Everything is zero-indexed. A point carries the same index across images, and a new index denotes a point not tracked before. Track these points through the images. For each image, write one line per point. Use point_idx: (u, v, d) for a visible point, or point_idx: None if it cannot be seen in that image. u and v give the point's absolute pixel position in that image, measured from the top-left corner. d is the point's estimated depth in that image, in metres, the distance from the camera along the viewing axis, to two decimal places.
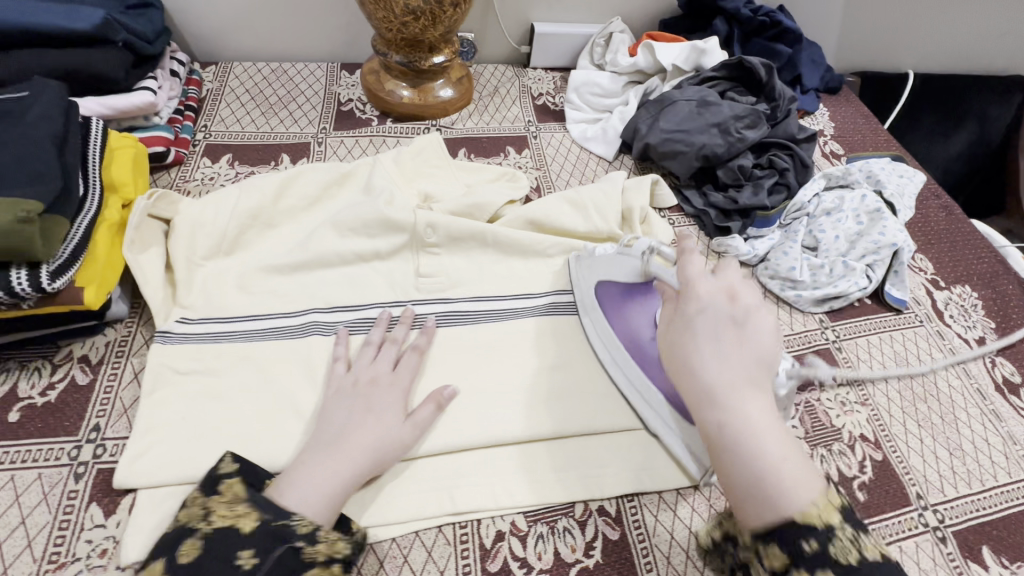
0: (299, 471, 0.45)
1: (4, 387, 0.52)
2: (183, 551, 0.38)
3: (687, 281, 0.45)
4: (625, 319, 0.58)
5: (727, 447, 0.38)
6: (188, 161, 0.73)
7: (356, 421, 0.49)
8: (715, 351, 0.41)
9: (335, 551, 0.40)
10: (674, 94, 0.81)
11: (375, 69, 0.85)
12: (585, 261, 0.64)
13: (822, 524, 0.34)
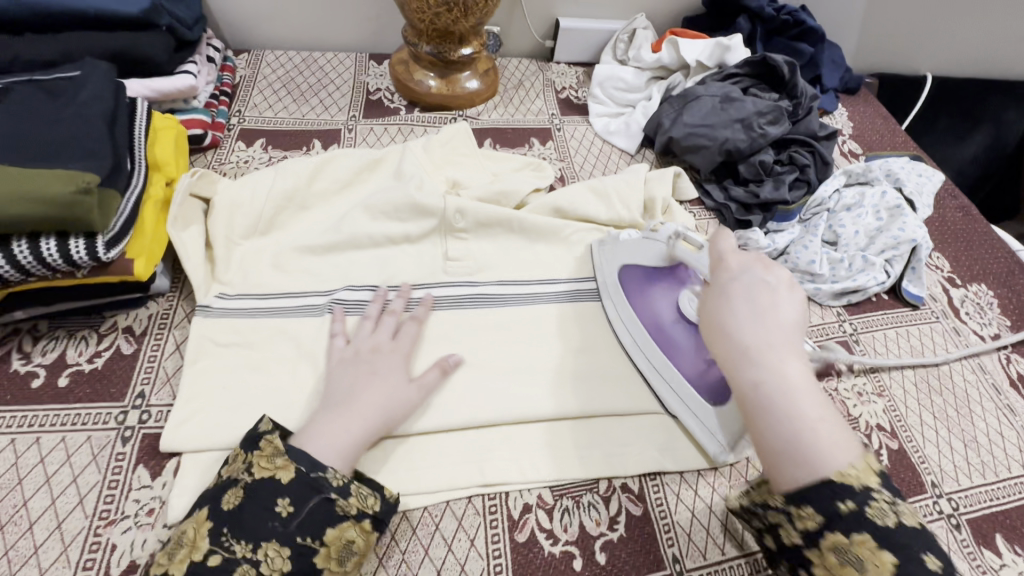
0: (312, 429, 0.47)
1: (53, 354, 0.54)
2: (228, 499, 0.42)
3: (720, 256, 0.48)
4: (648, 304, 0.61)
5: (764, 406, 0.39)
6: (224, 145, 0.75)
7: (364, 383, 0.51)
8: (751, 313, 0.42)
9: (366, 506, 0.44)
10: (697, 89, 0.82)
11: (404, 60, 0.87)
12: (609, 246, 0.67)
13: (858, 486, 0.37)
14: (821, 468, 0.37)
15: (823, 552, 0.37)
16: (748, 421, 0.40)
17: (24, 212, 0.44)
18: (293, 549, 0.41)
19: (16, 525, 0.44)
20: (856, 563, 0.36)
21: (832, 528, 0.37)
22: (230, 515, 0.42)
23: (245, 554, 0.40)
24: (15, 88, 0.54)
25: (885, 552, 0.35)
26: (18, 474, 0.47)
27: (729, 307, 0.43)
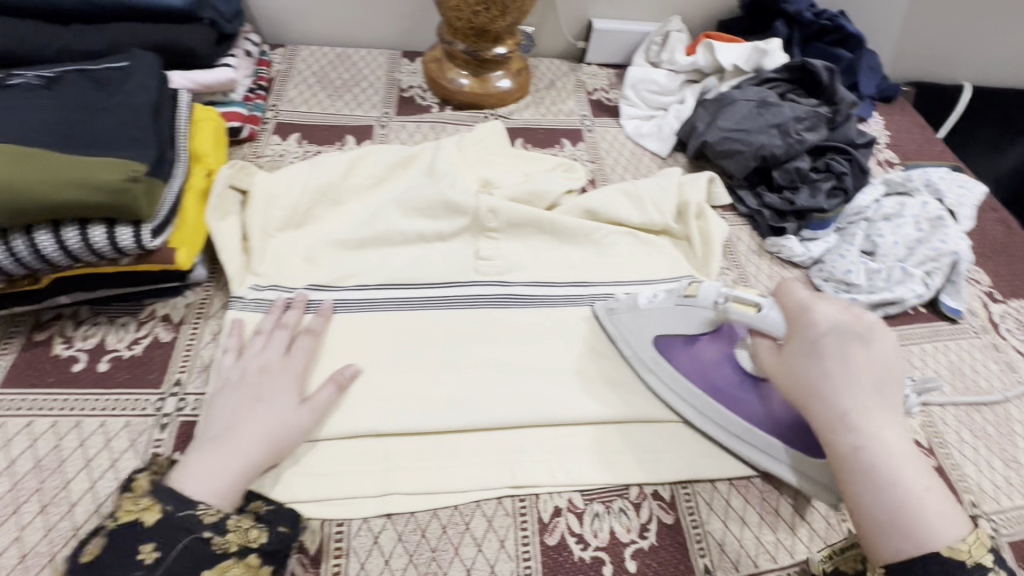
0: (193, 467, 0.45)
1: (94, 339, 0.55)
2: (86, 551, 0.40)
3: (803, 306, 0.49)
4: (700, 366, 0.57)
5: (863, 472, 0.43)
6: (260, 138, 0.76)
7: (246, 412, 0.48)
8: (847, 376, 0.45)
9: (250, 540, 0.42)
10: (733, 93, 0.81)
11: (438, 57, 0.87)
12: (627, 312, 0.61)
13: (971, 562, 0.39)
14: (926, 539, 0.40)
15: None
16: (846, 484, 0.44)
17: (75, 199, 0.44)
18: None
19: (57, 506, 0.45)
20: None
21: None
22: (89, 567, 0.39)
23: None
24: (65, 77, 0.55)
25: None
26: (60, 457, 0.47)
27: (822, 368, 0.46)
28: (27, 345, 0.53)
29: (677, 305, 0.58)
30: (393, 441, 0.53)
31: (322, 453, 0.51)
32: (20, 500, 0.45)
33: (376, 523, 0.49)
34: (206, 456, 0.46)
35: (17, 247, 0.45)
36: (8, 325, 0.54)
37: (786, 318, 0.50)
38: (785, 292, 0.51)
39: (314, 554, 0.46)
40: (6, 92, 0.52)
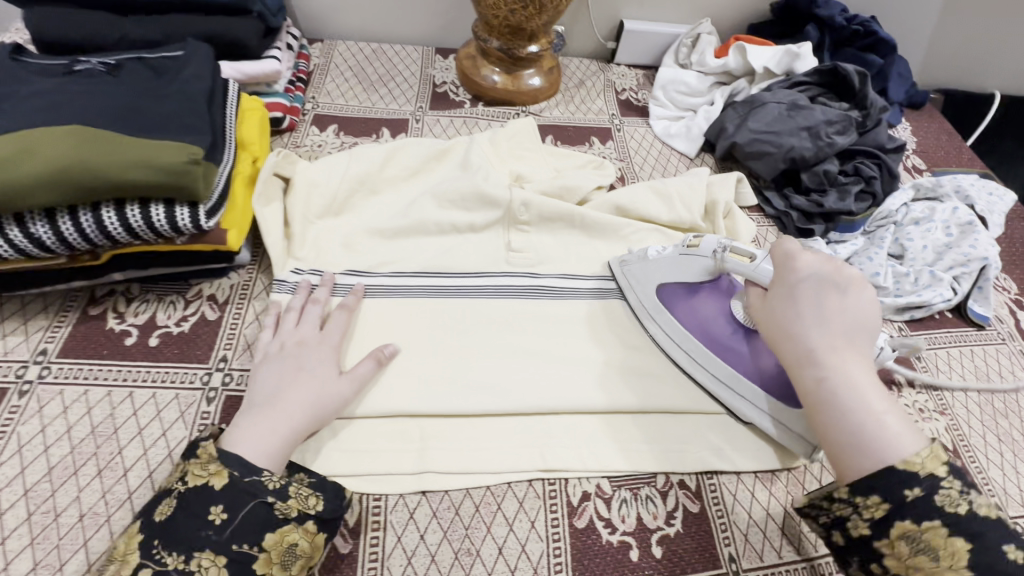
0: (241, 430, 0.46)
1: (144, 315, 0.57)
2: (160, 510, 0.42)
3: (787, 256, 0.51)
4: (699, 317, 0.60)
5: (825, 399, 0.44)
6: (299, 129, 0.78)
7: (290, 382, 0.50)
8: (816, 315, 0.47)
9: (308, 506, 0.44)
10: (764, 95, 0.82)
11: (472, 54, 0.89)
12: (637, 263, 0.64)
13: (924, 475, 0.39)
14: (884, 456, 0.40)
15: (893, 541, 0.39)
16: (812, 413, 0.45)
17: (141, 178, 0.46)
18: (229, 557, 0.40)
19: (113, 470, 0.47)
20: (927, 551, 0.38)
21: (901, 516, 0.39)
22: (161, 527, 0.41)
23: (175, 565, 0.39)
24: (125, 64, 0.58)
25: (956, 538, 0.37)
26: (114, 424, 0.50)
27: (797, 310, 0.48)
28: (82, 318, 0.56)
29: (682, 255, 0.60)
30: (428, 421, 0.54)
31: (360, 430, 0.53)
32: (78, 463, 0.47)
33: (412, 500, 0.50)
34: (254, 420, 0.48)
35: (83, 222, 0.47)
36: (64, 299, 0.57)
37: (774, 267, 0.52)
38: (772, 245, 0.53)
39: (352, 525, 0.48)
40: (72, 77, 0.54)
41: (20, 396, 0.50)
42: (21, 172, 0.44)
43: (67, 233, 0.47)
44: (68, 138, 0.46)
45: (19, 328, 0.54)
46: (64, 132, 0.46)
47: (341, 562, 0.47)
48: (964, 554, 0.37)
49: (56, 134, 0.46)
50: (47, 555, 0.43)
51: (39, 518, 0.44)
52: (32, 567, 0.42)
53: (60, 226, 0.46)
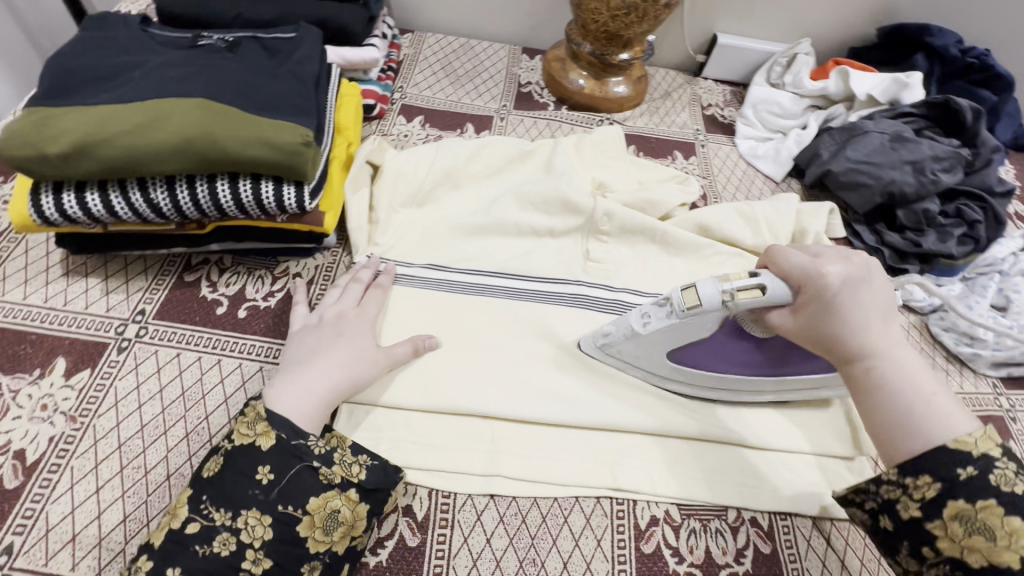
0: (279, 387, 0.47)
1: (235, 287, 0.59)
2: (209, 466, 0.43)
3: (806, 270, 0.45)
4: (718, 358, 0.54)
5: (876, 391, 0.42)
6: (388, 117, 0.79)
7: (328, 342, 0.51)
8: (857, 313, 0.43)
9: (351, 475, 0.44)
10: (866, 124, 0.77)
11: (560, 57, 0.88)
12: (628, 342, 0.54)
13: (977, 453, 0.37)
14: (936, 436, 0.39)
15: (945, 521, 0.37)
16: (860, 404, 0.43)
17: (257, 154, 0.48)
18: (274, 517, 0.41)
19: (199, 436, 0.49)
20: (983, 531, 0.36)
21: (953, 495, 0.37)
22: (210, 482, 0.42)
23: (223, 521, 0.41)
24: (242, 41, 0.59)
25: (1013, 517, 0.35)
26: (203, 389, 0.51)
27: (834, 316, 0.43)
28: (178, 283, 0.58)
29: (684, 319, 0.50)
30: (499, 424, 0.54)
31: (433, 424, 0.53)
32: (168, 424, 0.49)
33: (479, 502, 0.50)
34: (288, 378, 0.48)
35: (199, 192, 0.49)
36: (163, 263, 0.59)
37: (791, 285, 0.45)
38: (783, 260, 0.47)
39: (420, 519, 0.48)
40: (195, 50, 0.57)
41: (119, 351, 0.53)
42: (152, 139, 0.46)
43: (183, 201, 0.49)
44: (196, 110, 0.48)
45: (121, 286, 0.57)
46: (193, 104, 0.48)
47: (408, 555, 0.47)
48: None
49: (184, 105, 0.48)
50: (135, 510, 0.44)
51: (130, 474, 0.46)
52: (121, 520, 0.44)
53: (177, 194, 0.48)
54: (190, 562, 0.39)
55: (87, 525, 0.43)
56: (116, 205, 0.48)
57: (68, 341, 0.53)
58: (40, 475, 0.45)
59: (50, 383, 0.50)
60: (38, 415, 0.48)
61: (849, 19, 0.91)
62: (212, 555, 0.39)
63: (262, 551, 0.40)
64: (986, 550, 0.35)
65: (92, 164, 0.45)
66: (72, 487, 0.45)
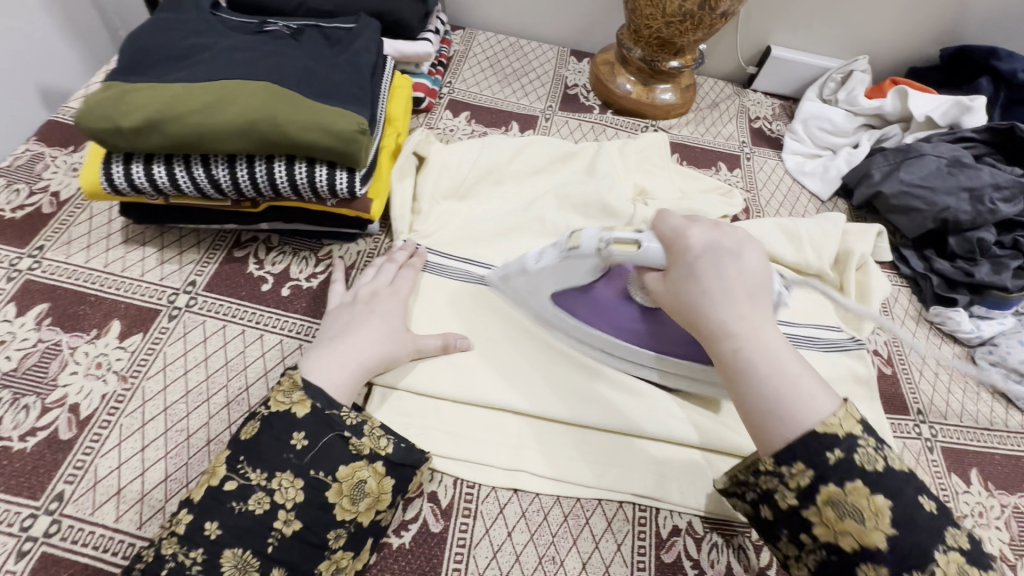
0: (315, 360, 0.48)
1: (280, 266, 0.61)
2: (245, 429, 0.44)
3: (677, 231, 0.46)
4: (599, 312, 0.55)
5: (744, 373, 0.42)
6: (435, 111, 0.80)
7: (360, 321, 0.52)
8: (720, 288, 0.44)
9: (379, 447, 0.46)
10: (922, 146, 0.75)
11: (609, 60, 0.88)
12: (520, 276, 0.55)
13: (842, 434, 0.39)
14: (804, 419, 0.40)
15: (819, 507, 0.39)
16: (732, 387, 0.43)
17: (314, 139, 0.49)
18: (306, 482, 0.42)
19: (239, 405, 0.50)
20: (854, 514, 0.38)
21: (825, 481, 0.39)
22: (246, 445, 0.43)
23: (258, 481, 0.42)
24: (305, 30, 0.61)
25: (876, 495, 0.38)
26: (245, 361, 0.53)
27: (697, 285, 0.44)
28: (228, 258, 0.60)
29: (562, 261, 0.51)
30: (526, 419, 0.55)
31: (462, 415, 0.54)
32: (211, 391, 0.51)
33: (503, 495, 0.51)
34: (323, 353, 0.49)
35: (257, 171, 0.51)
36: (214, 238, 0.62)
37: (665, 247, 0.47)
38: (659, 222, 0.48)
39: (444, 507, 0.49)
40: (262, 36, 0.59)
41: (169, 319, 0.55)
42: (220, 118, 0.48)
43: (241, 179, 0.51)
44: (260, 93, 0.49)
45: (175, 257, 0.59)
46: (258, 87, 0.50)
47: (431, 539, 0.47)
48: (887, 513, 0.37)
49: (250, 88, 0.50)
50: (176, 471, 0.46)
51: (173, 436, 0.48)
52: (163, 479, 0.46)
53: (237, 172, 0.50)
54: (227, 518, 0.40)
55: (132, 481, 0.45)
56: (180, 178, 0.50)
57: (124, 305, 0.55)
58: (92, 429, 0.48)
59: (106, 343, 0.53)
60: (92, 372, 0.51)
61: (911, 37, 0.88)
62: (247, 512, 0.41)
63: (294, 513, 0.42)
64: (856, 532, 0.38)
65: (163, 139, 0.48)
66: (119, 443, 0.47)
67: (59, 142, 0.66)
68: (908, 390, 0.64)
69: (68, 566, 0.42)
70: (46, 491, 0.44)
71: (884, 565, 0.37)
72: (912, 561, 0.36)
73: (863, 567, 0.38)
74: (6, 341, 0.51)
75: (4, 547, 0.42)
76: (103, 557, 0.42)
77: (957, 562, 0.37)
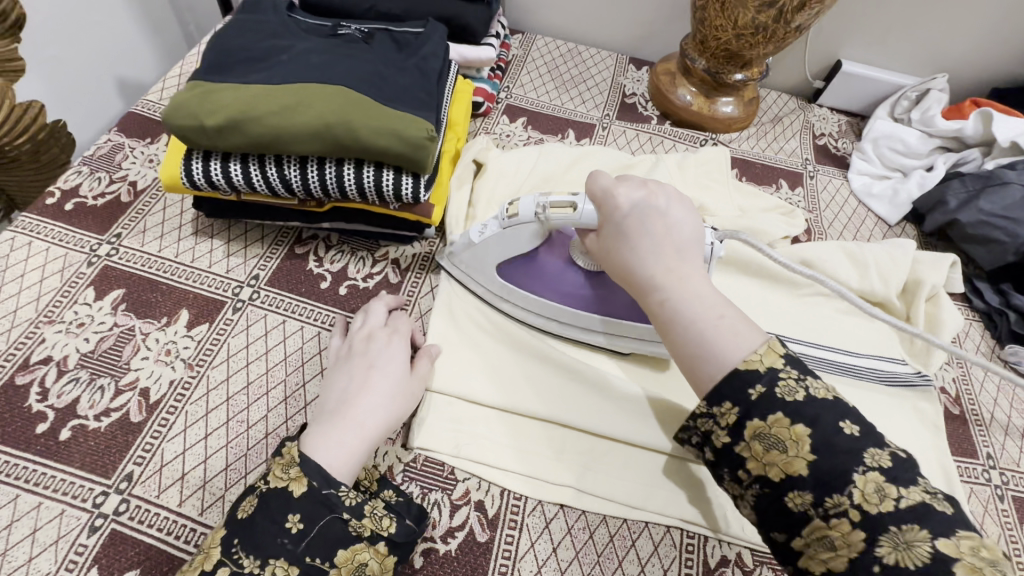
0: (318, 434, 0.43)
1: (339, 265, 0.62)
2: (244, 506, 0.40)
3: (606, 191, 0.46)
4: (544, 281, 0.57)
5: (670, 321, 0.42)
6: (492, 115, 0.81)
7: (356, 388, 0.47)
8: (647, 244, 0.44)
9: (381, 528, 0.41)
10: (1006, 172, 0.69)
11: (670, 70, 0.86)
12: (466, 250, 0.57)
13: (763, 368, 0.38)
14: (728, 359, 0.39)
15: (749, 442, 0.37)
16: (664, 336, 0.43)
17: (386, 145, 0.50)
18: (301, 570, 0.38)
19: (296, 400, 0.52)
20: (778, 445, 0.36)
21: (750, 416, 0.37)
22: (242, 525, 0.39)
23: (251, 570, 0.37)
24: (376, 33, 0.62)
25: (798, 424, 0.36)
26: (303, 357, 0.55)
27: (626, 243, 0.45)
28: (289, 254, 0.62)
29: (505, 229, 0.53)
30: (568, 433, 0.54)
31: (505, 424, 0.54)
32: (270, 385, 0.52)
33: (549, 509, 0.50)
34: (326, 427, 0.44)
35: (328, 173, 0.52)
36: (277, 234, 0.63)
37: (597, 209, 0.47)
38: (590, 183, 0.48)
39: (491, 516, 0.49)
40: (335, 39, 0.60)
41: (233, 311, 0.57)
42: (296, 121, 0.49)
43: (312, 180, 0.52)
44: (335, 97, 0.50)
45: (240, 250, 0.61)
46: (333, 92, 0.51)
47: (476, 549, 0.47)
48: (807, 440, 0.35)
49: (327, 92, 0.51)
50: (236, 461, 0.48)
51: (234, 426, 0.50)
52: (224, 468, 0.47)
53: (308, 173, 0.52)
54: None
55: (195, 467, 0.47)
56: (254, 177, 0.52)
57: (192, 295, 0.57)
58: (160, 413, 0.50)
59: (175, 331, 0.55)
60: (162, 358, 0.53)
61: (999, 55, 0.83)
62: None
63: None
64: (782, 463, 0.36)
65: (242, 139, 0.49)
66: (185, 429, 0.49)
67: (138, 134, 0.69)
68: (976, 432, 0.61)
69: (135, 546, 0.44)
70: (117, 470, 0.47)
71: (807, 491, 0.35)
72: (833, 484, 0.34)
73: (790, 496, 0.35)
74: (85, 324, 0.54)
75: (78, 521, 0.44)
76: (167, 539, 0.44)
77: (875, 481, 0.33)
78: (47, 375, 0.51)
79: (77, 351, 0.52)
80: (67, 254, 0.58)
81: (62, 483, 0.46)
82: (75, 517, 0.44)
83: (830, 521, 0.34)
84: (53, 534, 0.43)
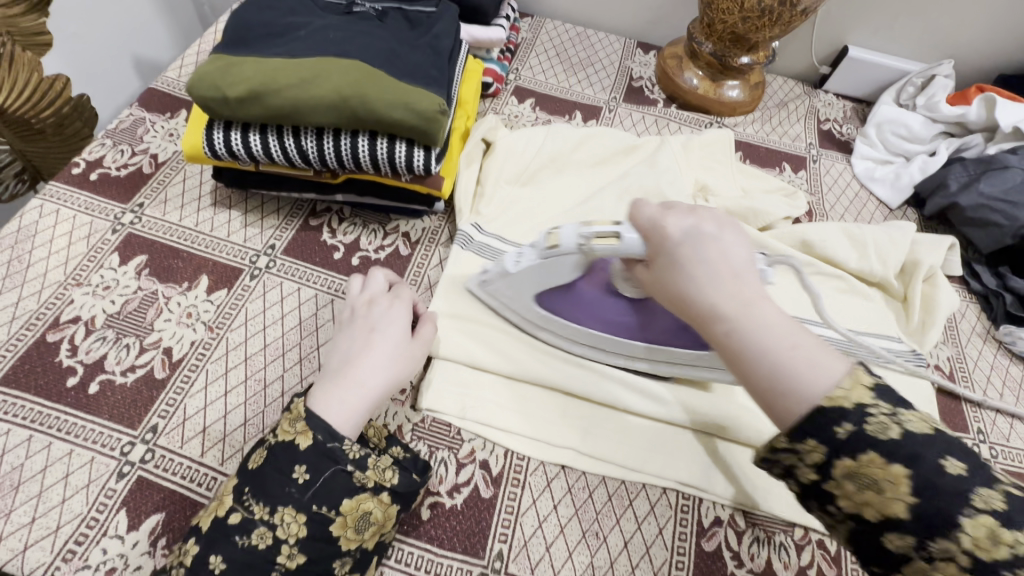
0: (321, 390, 0.45)
1: (351, 237, 0.64)
2: (254, 458, 0.42)
3: (653, 221, 0.42)
4: (582, 309, 0.55)
5: (739, 354, 0.36)
6: (501, 97, 0.82)
7: (357, 351, 0.48)
8: (704, 272, 0.38)
9: (383, 480, 0.43)
10: (1009, 157, 0.70)
11: (677, 54, 0.87)
12: (499, 282, 0.56)
13: (850, 406, 0.33)
14: (808, 394, 0.34)
15: (840, 482, 0.33)
16: (732, 369, 0.37)
17: (400, 117, 0.52)
18: (308, 516, 0.40)
19: (309, 362, 0.54)
20: (873, 486, 0.32)
21: (839, 455, 0.32)
22: (253, 475, 0.42)
23: (260, 516, 0.40)
24: (390, 13, 0.64)
25: (896, 465, 0.31)
26: (316, 323, 0.57)
27: (680, 272, 0.39)
28: (304, 226, 0.64)
29: (543, 260, 0.51)
30: (573, 402, 0.56)
31: (509, 393, 0.56)
32: (286, 347, 0.55)
33: (551, 469, 0.53)
34: (330, 386, 0.46)
35: (343, 145, 0.54)
36: (293, 206, 0.65)
37: (644, 240, 0.43)
38: (636, 213, 0.43)
39: (495, 475, 0.52)
40: (350, 17, 0.62)
41: (251, 278, 0.59)
42: (314, 94, 0.51)
43: (327, 151, 0.54)
44: (354, 71, 0.52)
45: (257, 221, 0.64)
46: (352, 66, 0.53)
47: (480, 504, 0.50)
48: (907, 482, 0.31)
49: (344, 66, 0.53)
50: (254, 416, 0.50)
51: (252, 384, 0.52)
52: (242, 423, 0.50)
53: (325, 144, 0.54)
54: (230, 551, 0.39)
55: (215, 421, 0.50)
56: (273, 148, 0.54)
57: (212, 262, 0.60)
58: (183, 370, 0.52)
59: (195, 295, 0.57)
60: (183, 320, 0.55)
61: (1006, 42, 0.83)
62: (250, 547, 0.39)
63: (297, 547, 0.40)
64: (878, 503, 0.32)
65: (264, 110, 0.52)
66: (206, 386, 0.52)
67: (159, 109, 0.71)
68: (971, 411, 0.62)
69: (160, 491, 0.46)
70: (143, 422, 0.49)
71: (910, 534, 0.31)
72: (938, 529, 0.30)
73: (889, 537, 0.32)
74: (111, 287, 0.57)
75: (107, 468, 0.47)
76: (190, 487, 0.47)
77: (987, 525, 0.29)
78: (75, 333, 0.53)
79: (103, 312, 0.55)
80: (94, 222, 0.61)
81: (92, 432, 0.48)
82: (105, 463, 0.47)
83: (935, 563, 0.31)
84: (84, 478, 0.46)
